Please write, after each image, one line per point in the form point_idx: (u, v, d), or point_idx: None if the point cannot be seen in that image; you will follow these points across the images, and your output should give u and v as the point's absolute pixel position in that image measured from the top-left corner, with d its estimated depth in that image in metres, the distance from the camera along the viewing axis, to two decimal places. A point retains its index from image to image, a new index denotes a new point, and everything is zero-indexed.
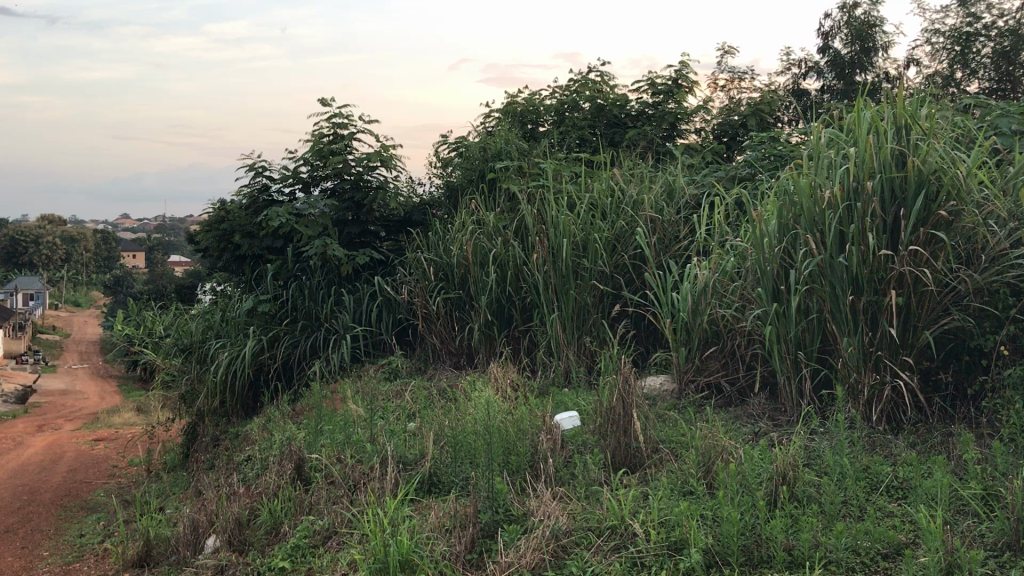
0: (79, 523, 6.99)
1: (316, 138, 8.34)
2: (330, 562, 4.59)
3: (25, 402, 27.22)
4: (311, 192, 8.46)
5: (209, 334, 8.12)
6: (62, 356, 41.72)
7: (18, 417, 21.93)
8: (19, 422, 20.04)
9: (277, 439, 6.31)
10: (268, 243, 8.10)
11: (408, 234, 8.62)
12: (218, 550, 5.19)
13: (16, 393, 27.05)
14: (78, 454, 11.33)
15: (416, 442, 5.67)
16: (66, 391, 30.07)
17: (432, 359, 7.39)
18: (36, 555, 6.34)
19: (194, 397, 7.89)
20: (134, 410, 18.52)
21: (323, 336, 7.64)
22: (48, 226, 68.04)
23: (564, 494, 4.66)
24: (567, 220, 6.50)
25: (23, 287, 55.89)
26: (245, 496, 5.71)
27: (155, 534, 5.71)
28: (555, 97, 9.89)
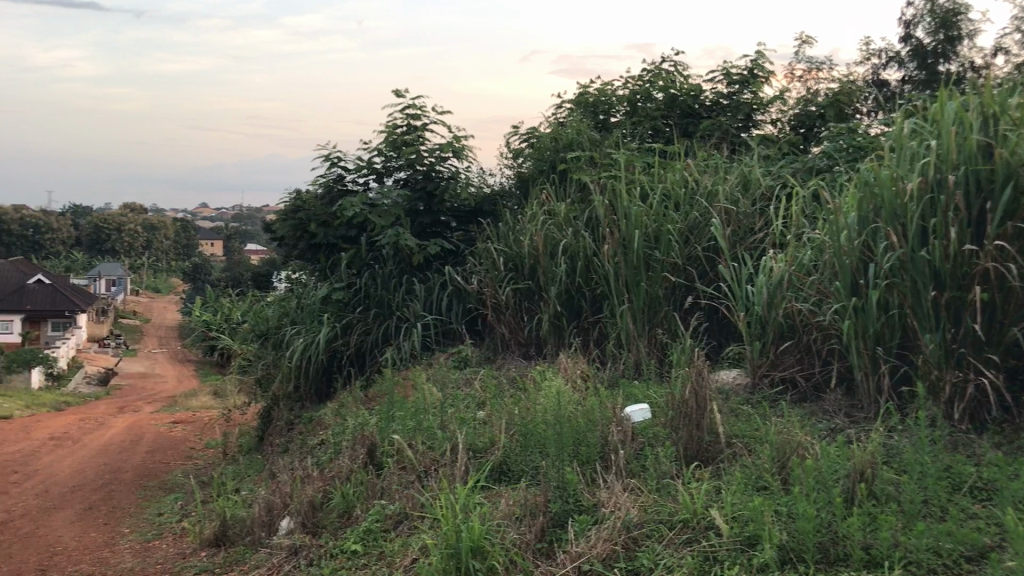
0: (158, 502, 7.18)
1: (389, 128, 8.38)
2: (402, 547, 4.70)
3: (107, 384, 28.25)
4: (383, 183, 8.52)
5: (284, 321, 8.25)
6: (141, 341, 43.14)
7: (99, 398, 22.77)
8: (102, 404, 20.80)
9: (349, 424, 6.39)
10: (342, 233, 8.18)
11: (479, 224, 8.62)
12: (292, 532, 5.31)
13: (99, 376, 28.28)
14: (158, 435, 11.66)
15: (486, 431, 5.69)
16: (146, 373, 30.95)
17: (501, 350, 7.39)
18: (117, 531, 6.51)
19: (270, 382, 8.05)
20: (210, 394, 19.01)
21: (395, 325, 7.69)
22: (127, 217, 70.12)
23: (635, 487, 4.66)
24: (640, 211, 6.44)
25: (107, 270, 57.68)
26: (319, 479, 5.81)
27: (232, 513, 5.83)
28: (628, 86, 9.78)
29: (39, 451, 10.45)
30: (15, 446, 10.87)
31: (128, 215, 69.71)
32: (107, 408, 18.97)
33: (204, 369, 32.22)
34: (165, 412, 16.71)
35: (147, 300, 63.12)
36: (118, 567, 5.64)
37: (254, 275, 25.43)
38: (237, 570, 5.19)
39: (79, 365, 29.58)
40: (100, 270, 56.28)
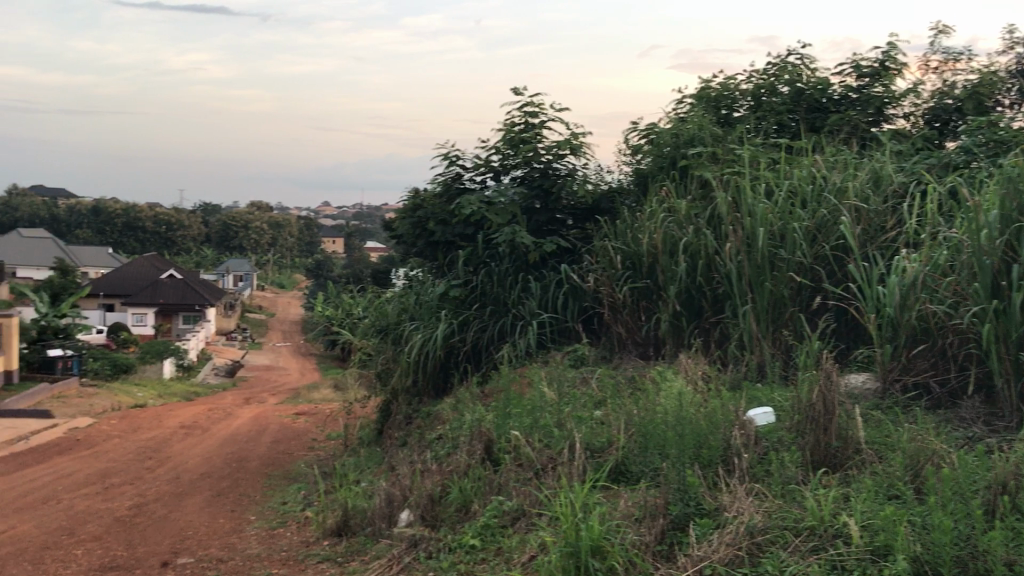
0: (282, 491, 7.40)
1: (507, 126, 8.39)
2: (519, 543, 4.70)
3: (234, 375, 29.41)
4: (501, 181, 8.56)
5: (403, 317, 8.36)
6: (265, 335, 44.73)
7: (227, 389, 23.71)
8: (230, 395, 21.64)
9: (466, 419, 6.42)
10: (459, 230, 8.24)
11: (596, 222, 8.54)
12: (412, 524, 5.38)
13: (227, 368, 29.49)
14: (282, 426, 12.03)
15: (604, 430, 5.63)
16: (270, 367, 32.05)
17: (618, 349, 7.30)
18: (244, 518, 6.73)
19: (389, 376, 8.18)
20: (332, 387, 19.53)
21: (510, 322, 7.70)
22: (251, 216, 72.84)
23: (759, 491, 4.52)
24: (765, 208, 6.26)
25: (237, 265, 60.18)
26: (438, 473, 5.87)
27: (353, 504, 5.95)
28: (751, 80, 9.54)
29: (172, 438, 10.93)
30: (151, 433, 11.41)
31: (252, 214, 72.37)
32: (235, 399, 19.71)
33: (323, 364, 33.16)
34: (290, 403, 17.25)
35: (269, 296, 65.36)
36: (245, 552, 5.83)
37: (373, 272, 25.99)
38: (358, 560, 5.29)
39: (207, 357, 30.87)
40: (226, 267, 58.61)
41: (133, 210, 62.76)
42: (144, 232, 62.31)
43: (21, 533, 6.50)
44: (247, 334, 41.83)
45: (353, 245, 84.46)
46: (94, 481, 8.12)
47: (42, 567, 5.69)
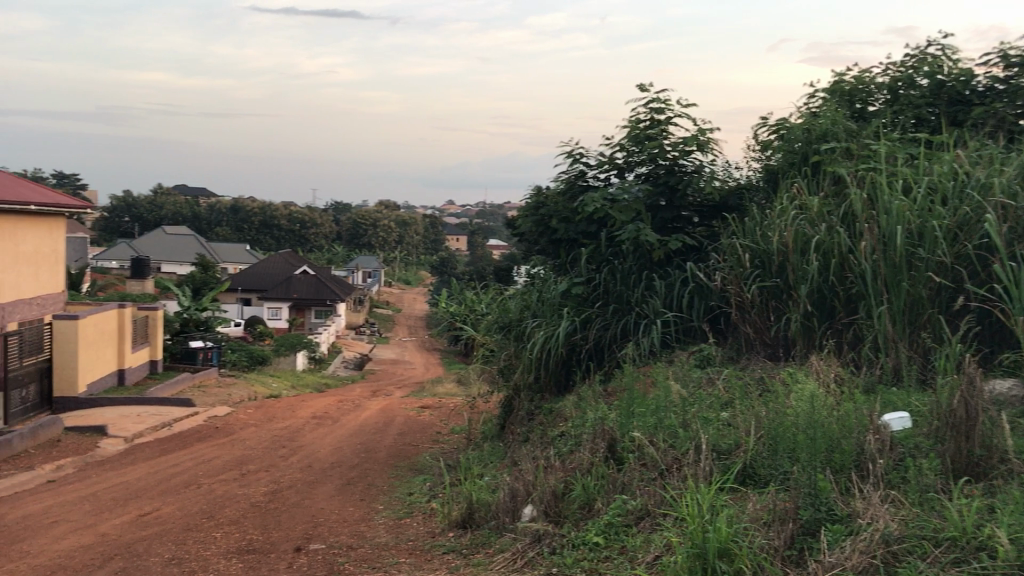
0: (408, 483, 7.57)
1: (632, 123, 8.35)
2: (644, 543, 4.67)
3: (361, 368, 30.24)
4: (625, 178, 8.52)
5: (525, 313, 8.39)
6: (389, 330, 45.81)
7: (355, 382, 24.42)
8: (360, 387, 22.28)
9: (589, 417, 6.42)
10: (583, 228, 8.33)
11: (723, 219, 8.38)
12: (535, 519, 5.42)
13: (355, 361, 30.35)
14: (408, 419, 12.31)
15: (731, 432, 5.54)
16: (395, 360, 32.80)
17: (745, 349, 7.16)
18: (371, 507, 6.92)
19: (512, 372, 8.26)
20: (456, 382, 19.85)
21: (634, 320, 7.65)
22: (377, 214, 74.72)
23: (895, 498, 4.35)
24: (902, 205, 6.04)
25: (364, 262, 61.85)
26: (561, 470, 5.89)
27: (478, 498, 6.03)
28: (888, 72, 9.19)
29: (304, 428, 11.34)
30: (284, 423, 11.86)
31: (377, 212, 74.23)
32: (363, 391, 20.24)
33: (446, 359, 33.72)
34: (416, 397, 17.62)
35: (397, 291, 66.86)
36: (374, 541, 6.00)
37: (497, 269, 26.27)
38: (483, 553, 5.37)
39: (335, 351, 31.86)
40: (354, 263, 60.28)
41: (267, 209, 65.36)
42: (277, 230, 64.82)
43: (165, 514, 6.87)
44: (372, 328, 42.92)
45: (475, 243, 85.41)
46: (231, 467, 8.51)
47: (184, 547, 6.00)
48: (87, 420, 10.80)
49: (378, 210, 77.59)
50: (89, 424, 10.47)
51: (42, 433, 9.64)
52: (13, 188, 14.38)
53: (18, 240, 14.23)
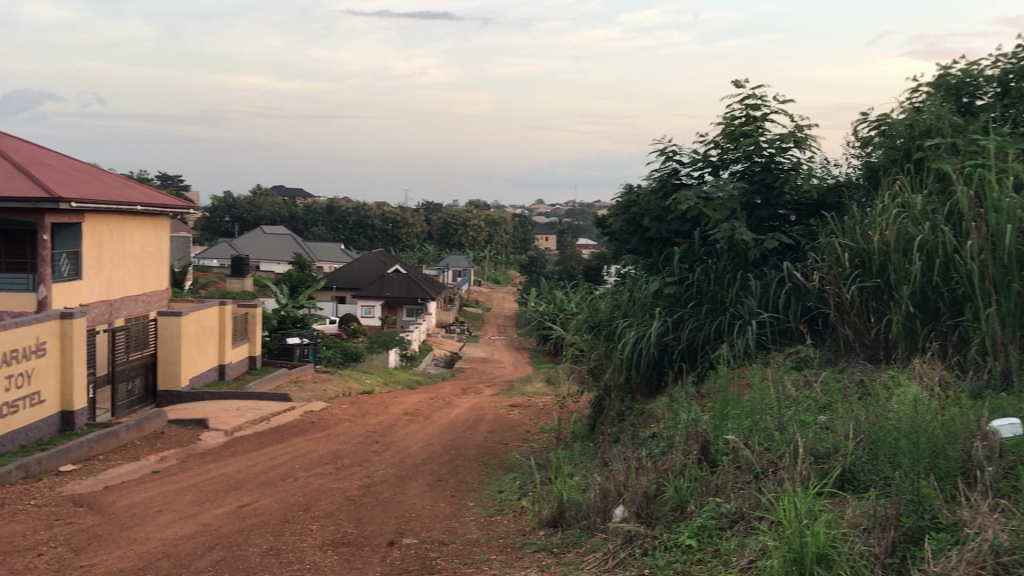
0: (498, 481, 7.62)
1: (727, 120, 8.22)
2: (738, 547, 4.60)
3: (453, 366, 30.58)
4: (719, 176, 8.41)
5: (616, 313, 8.32)
6: (480, 328, 46.17)
7: (446, 379, 24.71)
8: (450, 384, 22.52)
9: (682, 418, 6.34)
10: (675, 226, 8.27)
11: (821, 218, 8.19)
12: (627, 520, 5.39)
13: (445, 359, 30.70)
14: (498, 417, 12.39)
15: (830, 436, 5.40)
16: (485, 359, 32.99)
17: (844, 352, 6.96)
18: (462, 504, 6.98)
19: (603, 372, 8.22)
20: (546, 381, 19.87)
21: (728, 321, 7.54)
22: (467, 214, 75.39)
23: (1005, 508, 4.17)
24: (1012, 203, 5.79)
25: (455, 262, 62.46)
26: (652, 471, 5.84)
27: (569, 497, 6.03)
28: (997, 65, 8.83)
29: (396, 424, 11.51)
30: (377, 418, 12.07)
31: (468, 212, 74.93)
32: (454, 390, 19.80)
33: (535, 358, 33.80)
34: (506, 395, 17.71)
35: (486, 290, 67.33)
36: (466, 537, 6.05)
37: (588, 268, 26.20)
38: (574, 552, 5.35)
39: (426, 349, 32.28)
40: (445, 262, 60.97)
41: (360, 209, 66.65)
42: (370, 230, 66.03)
43: (264, 506, 7.06)
44: (462, 326, 43.27)
45: (566, 242, 85.33)
46: (326, 461, 8.70)
47: (282, 539, 6.16)
48: (189, 413, 11.19)
49: (469, 209, 78.21)
50: (192, 417, 10.85)
51: (148, 425, 10.03)
52: (122, 190, 15.02)
53: (126, 240, 14.85)
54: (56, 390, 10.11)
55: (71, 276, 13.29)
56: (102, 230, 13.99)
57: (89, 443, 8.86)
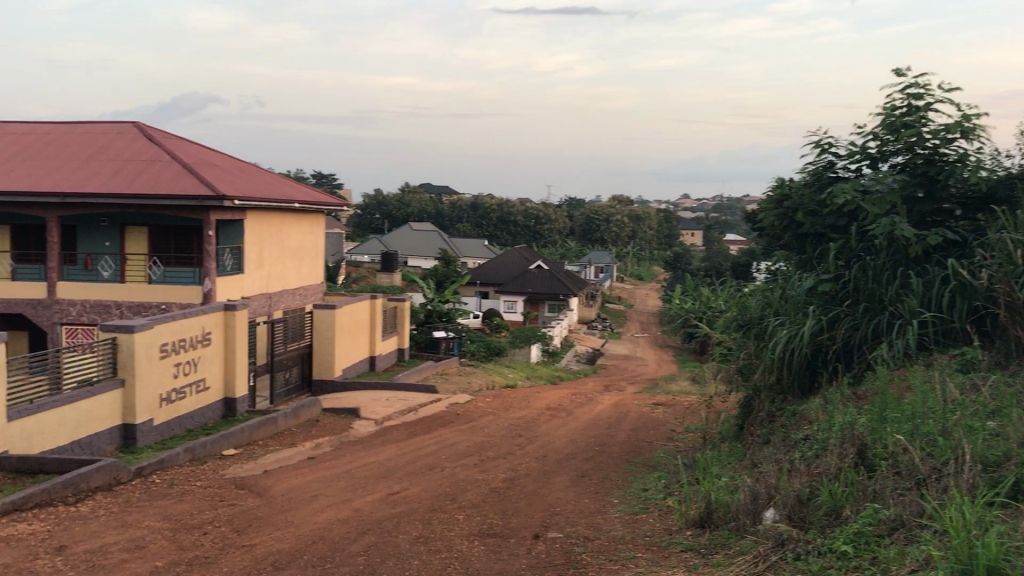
0: (643, 479, 7.56)
1: (887, 110, 7.85)
2: (898, 555, 4.37)
3: (595, 363, 30.52)
4: (878, 169, 8.07)
5: (767, 311, 8.04)
6: (622, 325, 45.88)
7: (589, 376, 24.68)
8: (594, 381, 22.50)
9: (837, 421, 6.11)
10: (831, 221, 8.06)
11: (991, 212, 7.74)
12: (778, 523, 5.25)
13: (587, 356, 30.69)
14: (642, 415, 12.29)
15: (1001, 443, 5.08)
16: (628, 356, 32.78)
17: (1016, 355, 6.54)
18: (607, 501, 6.95)
19: (752, 371, 8.00)
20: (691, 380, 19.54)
21: (887, 321, 7.21)
22: (609, 210, 75.08)
23: None
24: None
25: (597, 258, 62.32)
26: (806, 474, 5.66)
27: (717, 499, 5.91)
28: None
29: (540, 419, 11.60)
30: (521, 413, 12.20)
31: (610, 208, 74.59)
32: (595, 390, 18.32)
33: (679, 356, 33.33)
34: (648, 393, 17.54)
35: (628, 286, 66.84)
36: (611, 534, 6.03)
37: (736, 265, 25.61)
38: (722, 553, 5.24)
39: (568, 345, 32.35)
40: (587, 259, 60.94)
41: (502, 206, 67.46)
42: (513, 226, 66.72)
43: (412, 495, 7.24)
44: (602, 323, 43.13)
45: (711, 239, 83.63)
46: (472, 453, 8.85)
47: (430, 527, 6.30)
48: (342, 402, 11.62)
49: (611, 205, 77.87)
50: (344, 406, 11.26)
51: (304, 413, 10.47)
52: (282, 188, 15.76)
53: (284, 236, 15.56)
54: (220, 377, 10.70)
55: (233, 271, 14.05)
56: (264, 226, 14.71)
57: (249, 429, 9.33)
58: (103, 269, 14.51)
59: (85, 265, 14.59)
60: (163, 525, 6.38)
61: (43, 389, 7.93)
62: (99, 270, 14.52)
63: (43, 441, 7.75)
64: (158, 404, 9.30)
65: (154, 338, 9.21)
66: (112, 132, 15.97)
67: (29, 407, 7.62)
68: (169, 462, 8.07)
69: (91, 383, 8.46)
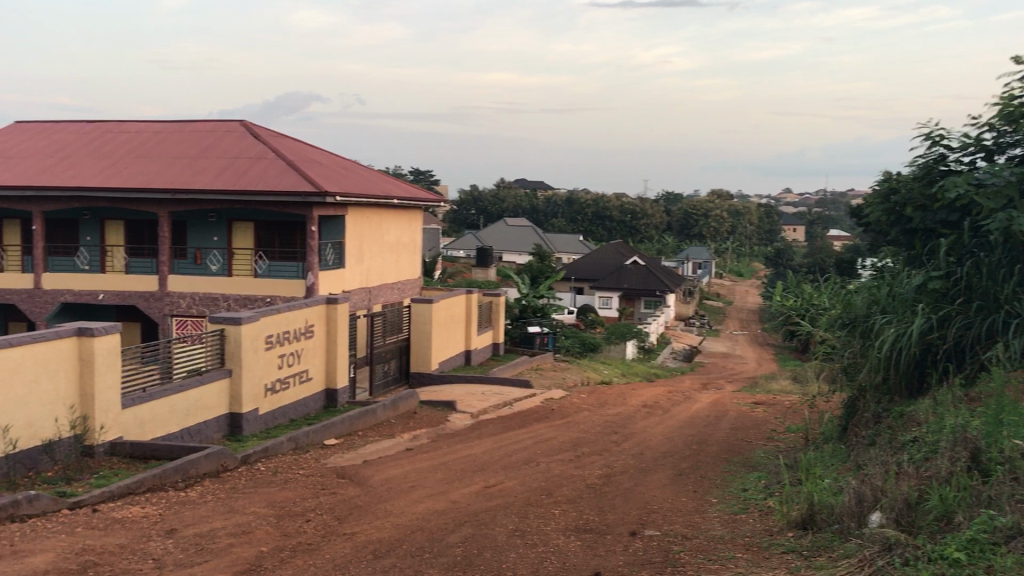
0: (742, 479, 7.43)
1: (1005, 100, 7.52)
2: (1016, 564, 4.18)
3: (692, 360, 30.14)
4: (994, 162, 7.76)
5: (874, 310, 7.80)
6: (719, 322, 45.18)
7: (687, 374, 24.39)
8: (691, 379, 22.22)
9: (948, 422, 5.90)
10: (943, 216, 7.81)
11: None
12: (885, 526, 5.09)
13: (684, 353, 30.34)
14: (742, 414, 12.09)
15: None
16: (726, 354, 32.27)
17: None
18: (706, 500, 6.86)
19: (858, 370, 7.74)
20: (792, 380, 19.10)
21: (1002, 320, 6.93)
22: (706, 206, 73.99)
23: None
24: None
25: (694, 254, 61.47)
26: (915, 477, 5.47)
27: (820, 501, 5.76)
28: None
29: (636, 416, 11.52)
30: (616, 409, 12.15)
31: (708, 204, 73.50)
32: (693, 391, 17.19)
33: (779, 355, 32.63)
34: (747, 392, 17.23)
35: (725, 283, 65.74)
36: (709, 533, 5.95)
37: (840, 261, 24.92)
38: (825, 556, 5.11)
39: (665, 342, 32.03)
40: (684, 255, 60.18)
41: (597, 201, 67.20)
42: (609, 221, 66.42)
43: (508, 488, 7.29)
44: (699, 320, 42.51)
45: (813, 235, 81.47)
46: (568, 449, 8.86)
47: (527, 521, 6.33)
48: (439, 395, 11.78)
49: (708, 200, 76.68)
50: (441, 399, 11.41)
51: (402, 405, 10.65)
52: (381, 185, 16.08)
53: (383, 232, 15.86)
54: (322, 369, 10.97)
55: (334, 265, 14.38)
56: (363, 222, 15.01)
57: (349, 419, 9.55)
58: (212, 263, 15.10)
59: (195, 259, 15.23)
60: (267, 511, 6.58)
61: (155, 378, 8.28)
62: (209, 264, 15.13)
63: (156, 428, 8.10)
64: (263, 394, 9.60)
65: (260, 329, 9.51)
66: (219, 130, 16.53)
67: (143, 394, 7.96)
68: (273, 450, 8.32)
69: (200, 372, 8.81)
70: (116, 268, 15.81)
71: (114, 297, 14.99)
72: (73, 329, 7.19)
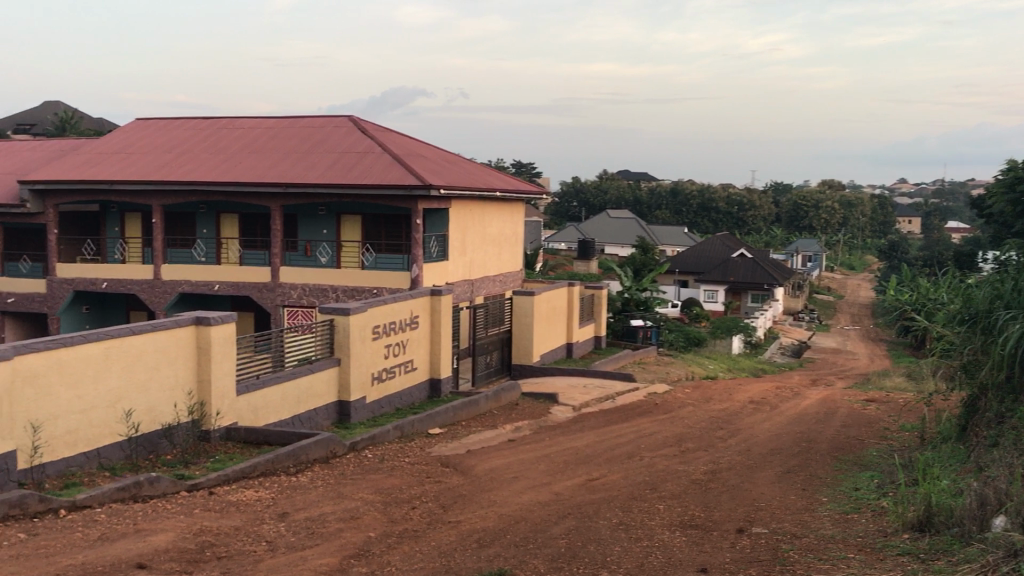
0: (854, 478, 7.22)
1: None
2: None
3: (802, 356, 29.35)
4: None
5: (997, 305, 7.43)
6: (829, 317, 43.92)
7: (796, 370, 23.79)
8: (801, 375, 21.67)
9: None
10: None
11: None
12: (1009, 530, 4.86)
13: (793, 349, 29.59)
14: (854, 412, 11.74)
15: None
16: (837, 349, 31.30)
17: None
18: (816, 498, 6.69)
19: (978, 368, 7.44)
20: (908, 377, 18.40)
21: None
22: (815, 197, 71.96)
23: None
24: None
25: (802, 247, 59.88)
26: None
27: (938, 503, 5.54)
28: None
29: (742, 412, 11.32)
30: (722, 405, 11.97)
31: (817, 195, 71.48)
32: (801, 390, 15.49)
33: (894, 351, 31.49)
34: (859, 389, 16.70)
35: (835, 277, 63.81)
36: (820, 532, 5.80)
37: (961, 254, 23.88)
38: (944, 560, 4.92)
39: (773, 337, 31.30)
40: (792, 248, 58.72)
41: (701, 193, 66.18)
42: (715, 213, 65.37)
43: (611, 482, 7.27)
44: (806, 314, 41.39)
45: (930, 227, 78.21)
46: (672, 444, 8.77)
47: (630, 515, 6.30)
48: (541, 387, 11.82)
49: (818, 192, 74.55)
50: (543, 391, 11.46)
51: (505, 396, 10.73)
52: (485, 178, 16.23)
53: (487, 225, 16.02)
54: (427, 359, 11.15)
55: (438, 257, 14.58)
56: (467, 215, 15.17)
57: (454, 409, 9.68)
58: (322, 255, 15.58)
59: (305, 251, 15.73)
60: (375, 498, 6.73)
61: (268, 366, 8.56)
62: (318, 256, 15.62)
63: (268, 414, 8.37)
64: (371, 382, 9.81)
65: (367, 319, 9.73)
66: (327, 125, 16.96)
67: (256, 381, 8.25)
68: (380, 438, 8.50)
69: (310, 361, 9.07)
70: (230, 260, 16.40)
71: (228, 288, 15.53)
72: (191, 318, 7.49)
